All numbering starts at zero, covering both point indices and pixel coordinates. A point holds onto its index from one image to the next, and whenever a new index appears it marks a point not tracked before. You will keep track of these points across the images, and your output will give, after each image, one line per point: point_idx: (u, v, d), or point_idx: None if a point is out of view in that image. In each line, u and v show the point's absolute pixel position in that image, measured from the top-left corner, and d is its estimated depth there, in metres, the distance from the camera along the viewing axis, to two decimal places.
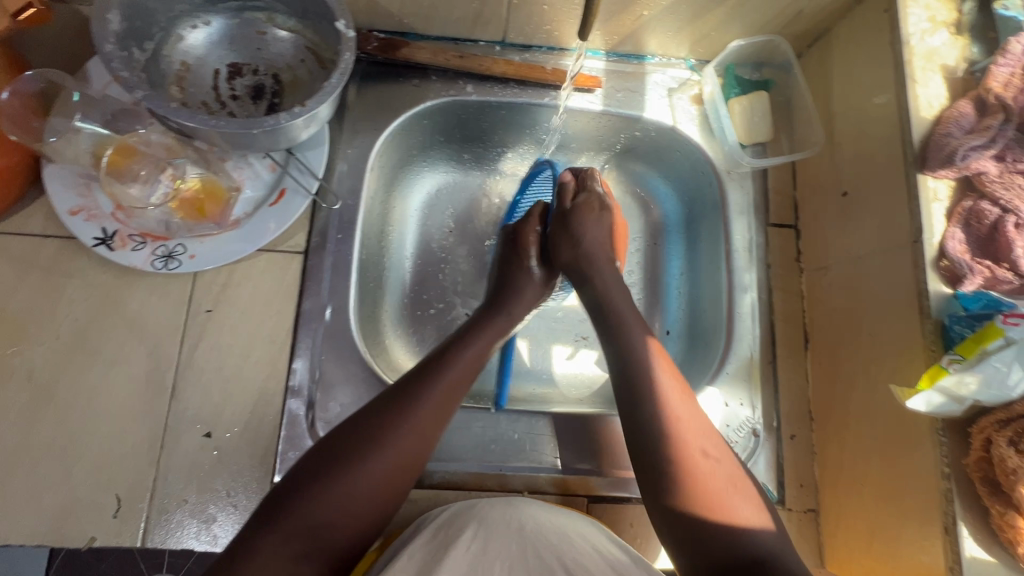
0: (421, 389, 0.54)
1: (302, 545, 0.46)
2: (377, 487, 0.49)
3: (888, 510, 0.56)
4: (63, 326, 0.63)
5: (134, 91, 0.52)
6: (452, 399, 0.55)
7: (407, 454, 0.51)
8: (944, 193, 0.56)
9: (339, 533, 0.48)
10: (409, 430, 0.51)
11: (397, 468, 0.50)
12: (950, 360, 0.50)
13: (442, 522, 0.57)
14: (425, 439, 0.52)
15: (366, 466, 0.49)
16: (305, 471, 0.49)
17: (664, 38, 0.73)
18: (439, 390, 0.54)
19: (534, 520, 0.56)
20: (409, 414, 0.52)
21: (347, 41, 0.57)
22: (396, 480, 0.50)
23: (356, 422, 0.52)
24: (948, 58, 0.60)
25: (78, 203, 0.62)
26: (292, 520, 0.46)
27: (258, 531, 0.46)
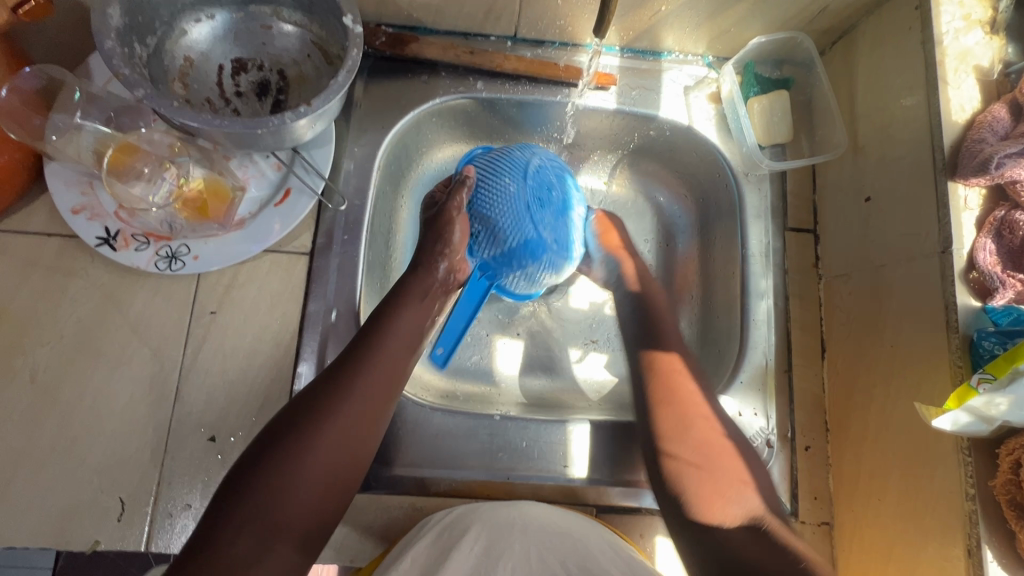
0: (363, 362, 0.54)
1: (261, 534, 0.45)
2: (329, 463, 0.49)
3: (907, 527, 0.54)
4: (67, 326, 0.62)
5: (135, 89, 0.50)
6: (396, 368, 0.55)
7: (356, 426, 0.51)
8: (975, 202, 0.54)
9: (297, 515, 0.47)
10: (354, 403, 0.52)
11: (347, 441, 0.51)
12: (979, 379, 0.47)
13: (444, 526, 0.55)
14: (370, 410, 0.53)
15: (315, 444, 0.49)
16: (255, 456, 0.48)
17: (682, 34, 0.71)
18: (383, 362, 0.55)
19: (538, 523, 0.56)
20: (353, 387, 0.52)
21: (354, 37, 0.55)
22: (348, 455, 0.50)
23: (300, 401, 0.51)
24: (983, 58, 0.57)
25: (80, 202, 0.61)
26: (245, 508, 0.45)
27: (214, 526, 0.45)
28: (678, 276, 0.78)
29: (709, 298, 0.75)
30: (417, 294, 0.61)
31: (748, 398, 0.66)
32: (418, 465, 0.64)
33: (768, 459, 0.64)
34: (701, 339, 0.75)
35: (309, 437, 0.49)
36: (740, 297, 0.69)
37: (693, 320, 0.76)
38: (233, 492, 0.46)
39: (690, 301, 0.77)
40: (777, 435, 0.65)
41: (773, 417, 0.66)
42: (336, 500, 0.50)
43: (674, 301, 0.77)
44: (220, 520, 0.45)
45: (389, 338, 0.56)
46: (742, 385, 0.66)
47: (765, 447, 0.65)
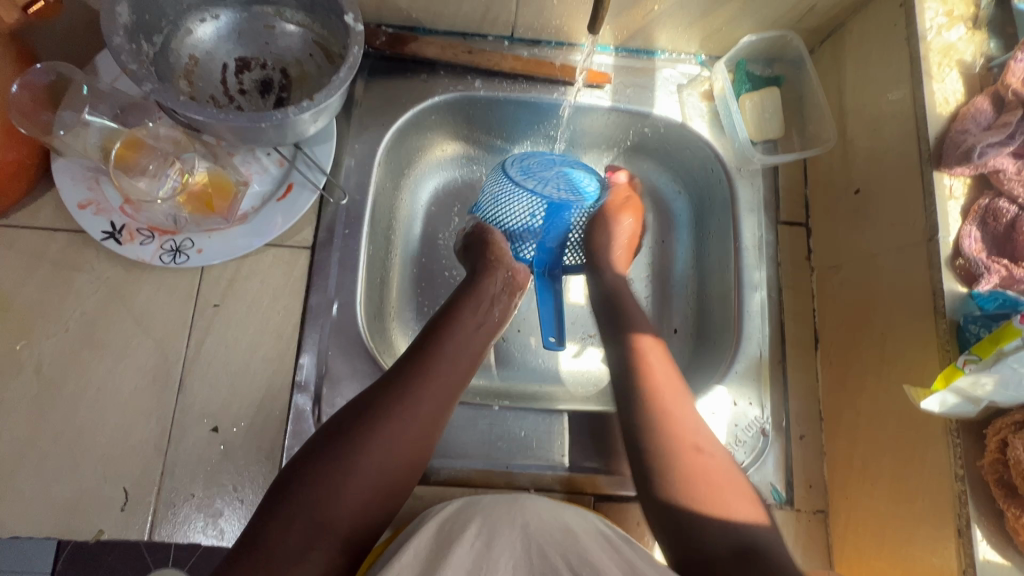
0: (421, 370, 0.55)
1: (309, 531, 0.47)
2: (386, 467, 0.51)
3: (899, 510, 0.55)
4: (72, 319, 0.63)
5: (143, 84, 0.51)
6: (455, 377, 0.57)
7: (410, 433, 0.52)
8: (960, 191, 0.55)
9: (346, 516, 0.48)
10: (408, 408, 0.53)
11: (401, 447, 0.52)
12: (966, 359, 0.49)
13: (444, 520, 0.56)
14: (428, 417, 0.54)
15: (367, 446, 0.50)
16: (310, 454, 0.50)
17: (674, 33, 0.73)
18: (440, 370, 0.56)
19: (537, 516, 0.56)
20: (410, 394, 0.53)
21: (356, 35, 0.57)
22: (400, 461, 0.51)
23: (357, 404, 0.53)
24: (965, 53, 0.59)
25: (87, 196, 0.63)
26: (300, 504, 0.47)
27: (268, 518, 0.47)
28: (673, 270, 0.80)
29: (704, 292, 0.76)
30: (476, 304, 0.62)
31: (743, 388, 0.67)
32: None
33: (763, 448, 0.65)
34: (696, 331, 0.76)
35: (364, 439, 0.50)
36: (734, 289, 0.71)
37: (688, 313, 0.77)
38: (286, 490, 0.48)
39: (685, 295, 0.78)
40: (772, 425, 0.66)
41: (767, 406, 0.67)
42: (385, 505, 0.51)
43: (668, 295, 0.79)
44: (276, 514, 0.47)
45: (448, 347, 0.58)
46: (736, 375, 0.67)
47: (760, 436, 0.66)
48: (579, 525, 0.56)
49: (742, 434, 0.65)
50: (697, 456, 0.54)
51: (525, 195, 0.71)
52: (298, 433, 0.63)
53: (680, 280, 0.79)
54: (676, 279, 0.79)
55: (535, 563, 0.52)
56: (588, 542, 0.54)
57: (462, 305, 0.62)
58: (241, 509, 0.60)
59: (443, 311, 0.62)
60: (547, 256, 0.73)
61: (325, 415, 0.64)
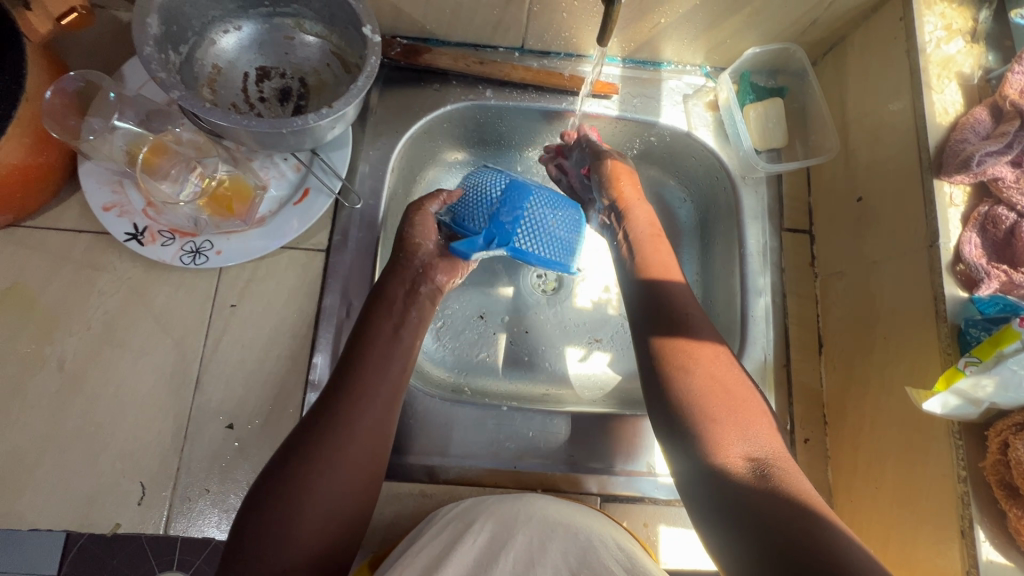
0: (354, 382, 0.53)
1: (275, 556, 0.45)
2: (336, 498, 0.48)
3: (904, 512, 0.56)
4: (94, 317, 0.65)
5: (171, 91, 0.53)
6: (389, 383, 0.54)
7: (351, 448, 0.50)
8: (959, 199, 0.57)
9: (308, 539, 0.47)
10: (345, 423, 0.50)
11: (357, 452, 0.50)
12: (966, 361, 0.50)
13: (453, 518, 0.57)
14: (367, 427, 0.51)
15: (312, 471, 0.48)
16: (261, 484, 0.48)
17: (680, 45, 0.75)
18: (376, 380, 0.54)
19: (545, 514, 0.57)
20: (344, 407, 0.51)
21: (373, 46, 0.59)
22: (352, 476, 0.49)
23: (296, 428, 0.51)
24: (964, 65, 0.60)
25: (111, 199, 0.65)
26: (258, 534, 0.46)
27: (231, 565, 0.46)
28: None
29: (709, 299, 0.78)
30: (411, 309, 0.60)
31: None
32: (427, 454, 0.66)
33: None
34: None
35: (308, 463, 0.48)
36: (738, 294, 0.72)
37: None
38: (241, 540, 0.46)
39: None
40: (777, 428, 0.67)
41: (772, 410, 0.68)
42: (347, 521, 0.49)
43: None
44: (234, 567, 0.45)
45: (379, 356, 0.55)
46: None
47: None
48: (588, 526, 0.57)
49: None
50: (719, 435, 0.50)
51: (492, 172, 0.67)
52: None
53: None
54: None
55: (537, 555, 0.53)
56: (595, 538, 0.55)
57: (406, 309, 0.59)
58: None
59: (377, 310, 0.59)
60: (499, 230, 0.64)
61: None
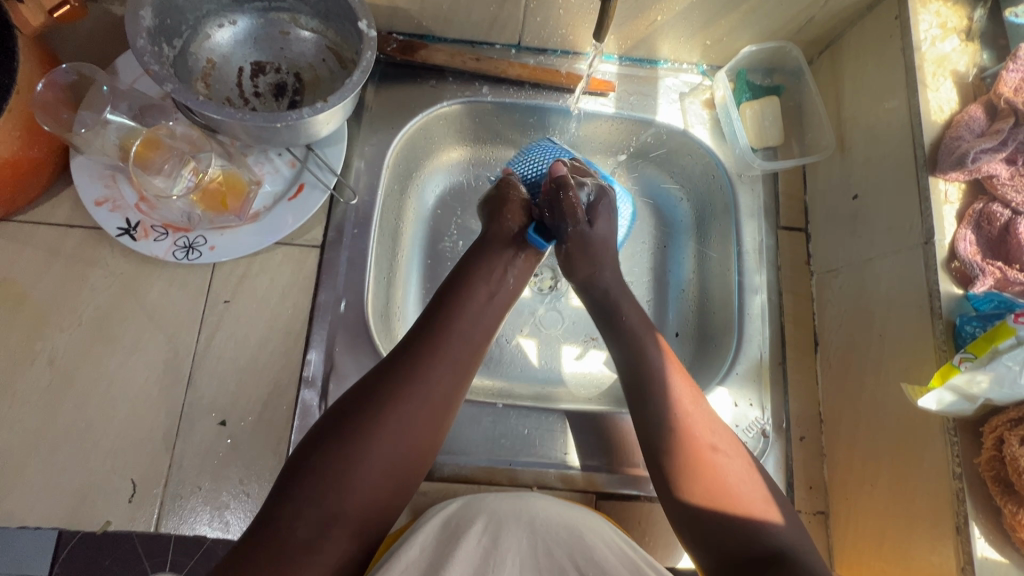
0: (424, 366, 0.55)
1: (319, 520, 0.47)
2: (399, 452, 0.51)
3: (901, 508, 0.56)
4: (85, 313, 0.65)
5: (164, 84, 0.53)
6: (459, 371, 0.56)
7: (413, 427, 0.52)
8: (954, 196, 0.57)
9: (357, 509, 0.49)
10: (413, 403, 0.53)
11: (425, 411, 0.53)
12: (961, 358, 0.50)
13: (449, 516, 0.57)
14: (432, 413, 0.54)
15: (372, 443, 0.50)
16: (316, 447, 0.50)
17: (677, 43, 0.75)
18: (445, 364, 0.55)
19: (545, 513, 0.57)
20: (411, 391, 0.53)
21: (369, 40, 0.59)
22: (410, 452, 0.52)
23: (356, 397, 0.53)
24: (959, 64, 0.61)
25: (103, 194, 0.65)
26: (305, 489, 0.48)
27: (278, 504, 0.47)
28: (674, 275, 0.81)
29: (706, 297, 0.77)
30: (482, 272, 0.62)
31: (744, 389, 0.68)
32: None
33: (764, 449, 0.66)
34: (698, 334, 0.77)
35: (370, 435, 0.50)
36: (735, 292, 0.72)
37: (689, 316, 0.78)
38: (294, 480, 0.48)
39: (687, 300, 0.79)
40: (773, 426, 0.67)
41: (768, 408, 0.68)
42: (391, 499, 0.51)
43: (668, 298, 0.80)
44: (285, 502, 0.47)
45: (453, 341, 0.57)
46: (738, 377, 0.68)
47: (760, 437, 0.66)
48: (588, 525, 0.57)
49: (743, 435, 0.66)
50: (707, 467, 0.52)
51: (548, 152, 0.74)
52: (305, 428, 0.63)
53: (681, 284, 0.80)
54: (678, 283, 0.80)
55: (542, 560, 0.54)
56: (593, 538, 0.56)
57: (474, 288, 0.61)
58: (246, 503, 0.61)
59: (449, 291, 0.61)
60: None
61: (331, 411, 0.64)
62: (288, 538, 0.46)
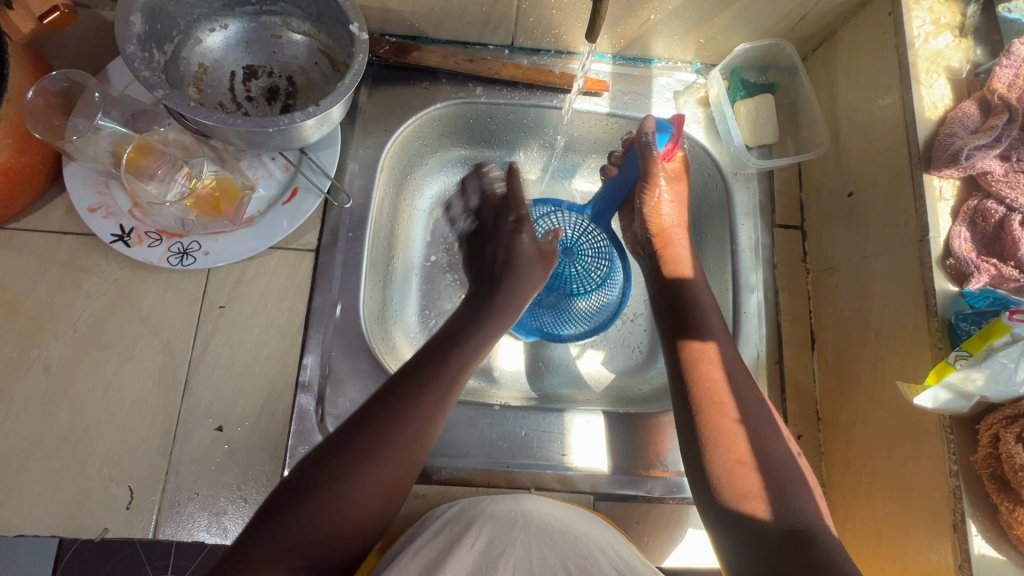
0: (405, 407, 0.53)
1: (298, 564, 0.47)
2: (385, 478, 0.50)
3: (897, 505, 0.56)
4: (80, 320, 0.64)
5: (155, 90, 0.53)
6: (441, 409, 0.55)
7: (391, 472, 0.51)
8: (949, 192, 0.57)
9: (333, 549, 0.48)
10: (393, 446, 0.51)
11: (417, 434, 0.53)
12: (956, 355, 0.50)
13: (448, 519, 0.57)
14: (410, 454, 0.52)
15: (350, 489, 0.49)
16: (291, 494, 0.48)
17: (671, 42, 0.75)
18: (432, 391, 0.54)
19: (540, 517, 0.57)
20: (392, 434, 0.51)
21: (360, 43, 0.59)
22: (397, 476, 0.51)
23: (336, 440, 0.51)
24: (952, 60, 0.60)
25: (97, 200, 0.64)
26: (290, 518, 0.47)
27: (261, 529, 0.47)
28: None
29: None
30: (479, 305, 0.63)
31: None
32: None
33: None
34: None
35: (347, 482, 0.49)
36: (731, 290, 0.72)
37: None
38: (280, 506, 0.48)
39: None
40: None
41: None
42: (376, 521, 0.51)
43: None
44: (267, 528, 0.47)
45: (437, 379, 0.55)
46: None
47: None
48: (583, 529, 0.57)
49: None
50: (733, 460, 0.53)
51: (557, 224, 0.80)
52: (302, 433, 0.63)
53: None
54: None
55: (535, 565, 0.52)
56: (586, 542, 0.55)
57: (469, 329, 0.62)
58: (245, 508, 0.61)
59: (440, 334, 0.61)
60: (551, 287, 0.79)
61: (329, 415, 0.64)
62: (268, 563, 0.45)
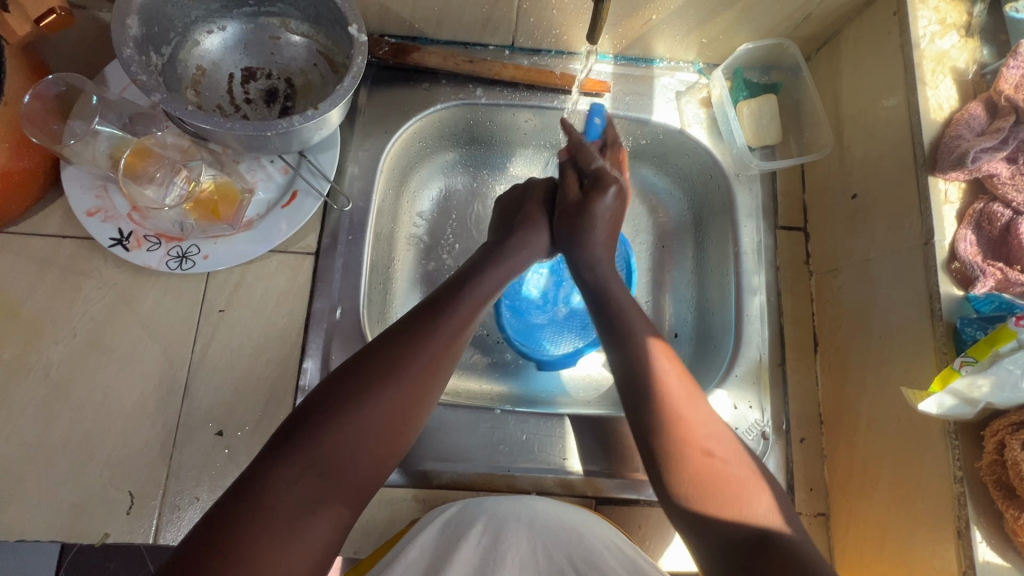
0: (421, 339, 0.51)
1: (317, 488, 0.44)
2: (393, 417, 0.48)
3: (901, 510, 0.55)
4: (79, 324, 0.64)
5: (152, 94, 0.52)
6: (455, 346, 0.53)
7: (408, 398, 0.49)
8: (955, 195, 0.56)
9: (353, 479, 0.46)
10: (411, 375, 0.50)
11: (424, 376, 0.50)
12: (961, 361, 0.49)
13: (451, 517, 0.57)
14: (423, 382, 0.50)
15: (367, 413, 0.47)
16: (304, 419, 0.46)
17: (673, 42, 0.74)
18: (441, 336, 0.52)
19: (543, 515, 0.57)
20: (407, 362, 0.50)
21: (359, 45, 0.58)
22: (406, 416, 0.49)
23: (351, 369, 0.49)
24: (958, 60, 0.60)
25: (95, 204, 0.64)
26: (297, 455, 0.44)
27: (268, 465, 0.44)
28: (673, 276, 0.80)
29: (705, 297, 0.77)
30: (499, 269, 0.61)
31: (743, 391, 0.67)
32: (420, 458, 0.65)
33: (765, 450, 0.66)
34: (698, 336, 0.76)
35: (366, 408, 0.47)
36: (733, 293, 0.71)
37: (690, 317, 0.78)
38: (285, 444, 0.45)
39: (686, 301, 0.78)
40: (772, 428, 0.67)
41: (768, 410, 0.67)
42: (386, 461, 0.48)
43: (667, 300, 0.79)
44: (273, 465, 0.44)
45: (451, 314, 0.54)
46: (737, 379, 0.68)
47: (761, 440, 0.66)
48: (585, 526, 0.57)
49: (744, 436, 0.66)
50: (707, 466, 0.48)
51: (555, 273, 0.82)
52: None
53: (680, 287, 0.79)
54: (676, 286, 0.79)
55: (541, 561, 0.55)
56: (592, 536, 0.56)
57: (481, 270, 0.59)
58: None
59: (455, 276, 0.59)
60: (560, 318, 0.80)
61: None
62: (275, 500, 0.42)
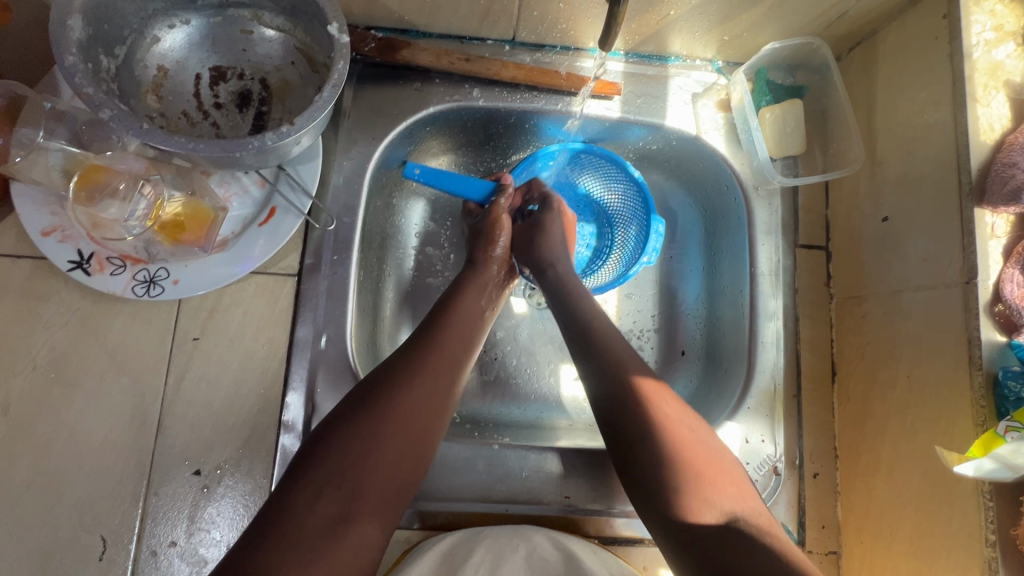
0: (428, 355, 0.53)
1: (338, 504, 0.44)
2: (414, 421, 0.49)
3: (922, 563, 0.53)
4: (40, 355, 0.59)
5: (101, 110, 0.45)
6: (460, 360, 0.55)
7: (421, 409, 0.49)
8: (1002, 230, 0.51)
9: (375, 491, 0.45)
10: (420, 387, 0.50)
11: (440, 382, 0.52)
12: (1007, 426, 0.45)
13: (446, 551, 0.55)
14: (433, 396, 0.51)
15: (389, 417, 0.48)
16: (320, 442, 0.46)
17: (691, 38, 0.66)
18: (449, 345, 0.55)
19: (543, 547, 0.56)
20: (415, 377, 0.51)
21: (341, 48, 0.51)
22: (427, 420, 0.50)
23: (360, 391, 0.50)
24: (1014, 73, 0.53)
25: (51, 223, 0.58)
26: (316, 470, 0.45)
27: (285, 498, 0.44)
28: (680, 291, 0.75)
29: (716, 316, 0.72)
30: (477, 280, 0.63)
31: (755, 423, 0.63)
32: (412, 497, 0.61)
33: (776, 487, 0.61)
34: (706, 356, 0.71)
35: (379, 423, 0.47)
36: (748, 318, 0.66)
37: (698, 335, 0.73)
38: (301, 469, 0.45)
39: (695, 319, 0.74)
40: (785, 463, 0.63)
41: (781, 443, 0.63)
42: (412, 474, 0.48)
43: (678, 320, 0.74)
44: (294, 487, 0.44)
45: (451, 331, 0.56)
46: (749, 411, 0.63)
47: (772, 476, 0.62)
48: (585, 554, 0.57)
49: (755, 473, 0.61)
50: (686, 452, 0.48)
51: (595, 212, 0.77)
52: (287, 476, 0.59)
53: (688, 304, 0.74)
54: (683, 303, 0.75)
55: None
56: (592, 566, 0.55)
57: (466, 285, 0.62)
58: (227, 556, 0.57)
59: (443, 298, 0.60)
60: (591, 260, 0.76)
61: None
62: (301, 519, 0.42)
